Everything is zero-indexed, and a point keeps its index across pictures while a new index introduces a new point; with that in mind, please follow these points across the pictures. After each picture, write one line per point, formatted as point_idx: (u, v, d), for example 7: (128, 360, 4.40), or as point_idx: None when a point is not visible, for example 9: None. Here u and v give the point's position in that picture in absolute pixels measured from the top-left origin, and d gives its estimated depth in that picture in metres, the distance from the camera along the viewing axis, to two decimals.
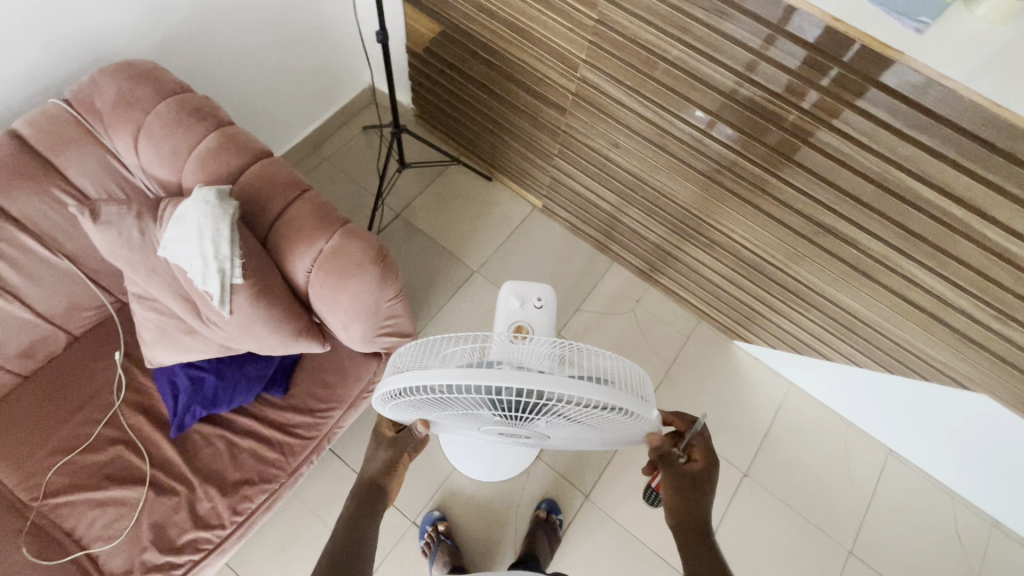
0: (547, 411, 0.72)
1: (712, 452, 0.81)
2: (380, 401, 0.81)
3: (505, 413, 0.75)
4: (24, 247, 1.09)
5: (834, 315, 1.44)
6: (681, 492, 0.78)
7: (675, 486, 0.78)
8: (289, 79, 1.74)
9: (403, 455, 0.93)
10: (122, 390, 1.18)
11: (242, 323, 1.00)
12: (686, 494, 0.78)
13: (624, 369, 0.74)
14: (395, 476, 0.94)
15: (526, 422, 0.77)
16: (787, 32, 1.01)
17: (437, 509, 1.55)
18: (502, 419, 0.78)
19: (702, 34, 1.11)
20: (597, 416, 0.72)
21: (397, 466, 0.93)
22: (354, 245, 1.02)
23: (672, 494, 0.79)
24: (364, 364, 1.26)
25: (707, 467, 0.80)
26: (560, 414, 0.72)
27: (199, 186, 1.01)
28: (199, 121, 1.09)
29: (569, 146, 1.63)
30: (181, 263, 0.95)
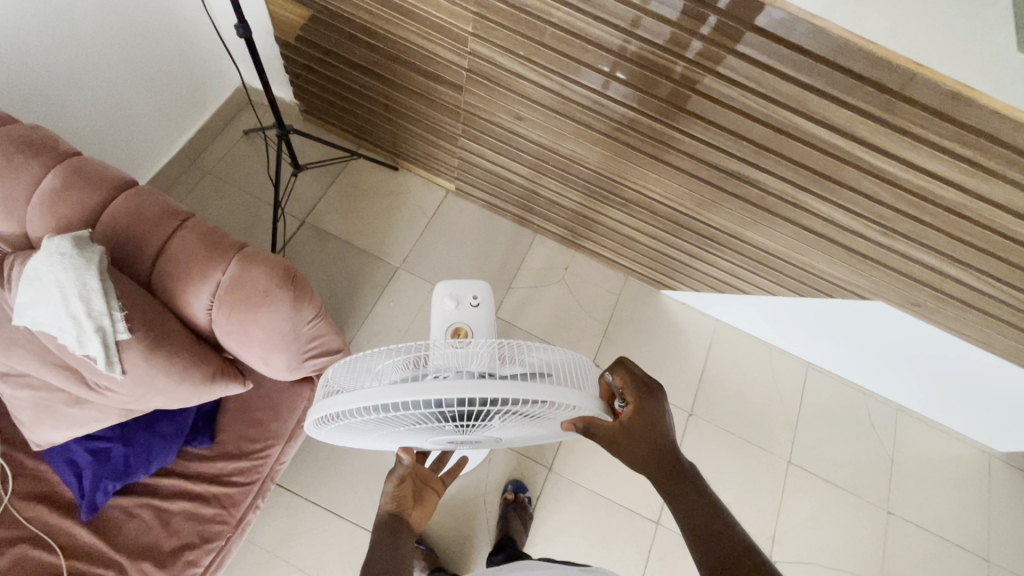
0: (499, 416, 0.69)
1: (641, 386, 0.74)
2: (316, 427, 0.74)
3: (454, 424, 0.71)
4: None
5: (747, 252, 1.53)
6: (635, 449, 0.72)
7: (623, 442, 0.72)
8: (141, 88, 1.52)
9: (411, 479, 0.91)
10: (8, 481, 1.01)
11: (141, 381, 0.87)
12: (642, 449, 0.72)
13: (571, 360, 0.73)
14: (416, 503, 0.90)
15: (477, 429, 0.74)
16: None
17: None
18: (452, 429, 0.74)
19: None
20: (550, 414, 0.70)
21: (411, 493, 0.90)
22: (256, 271, 0.92)
23: (625, 454, 0.72)
24: (296, 394, 1.16)
25: (645, 404, 0.73)
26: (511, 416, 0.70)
27: (49, 235, 0.85)
28: (33, 157, 0.92)
29: (471, 124, 1.57)
30: (46, 329, 0.81)
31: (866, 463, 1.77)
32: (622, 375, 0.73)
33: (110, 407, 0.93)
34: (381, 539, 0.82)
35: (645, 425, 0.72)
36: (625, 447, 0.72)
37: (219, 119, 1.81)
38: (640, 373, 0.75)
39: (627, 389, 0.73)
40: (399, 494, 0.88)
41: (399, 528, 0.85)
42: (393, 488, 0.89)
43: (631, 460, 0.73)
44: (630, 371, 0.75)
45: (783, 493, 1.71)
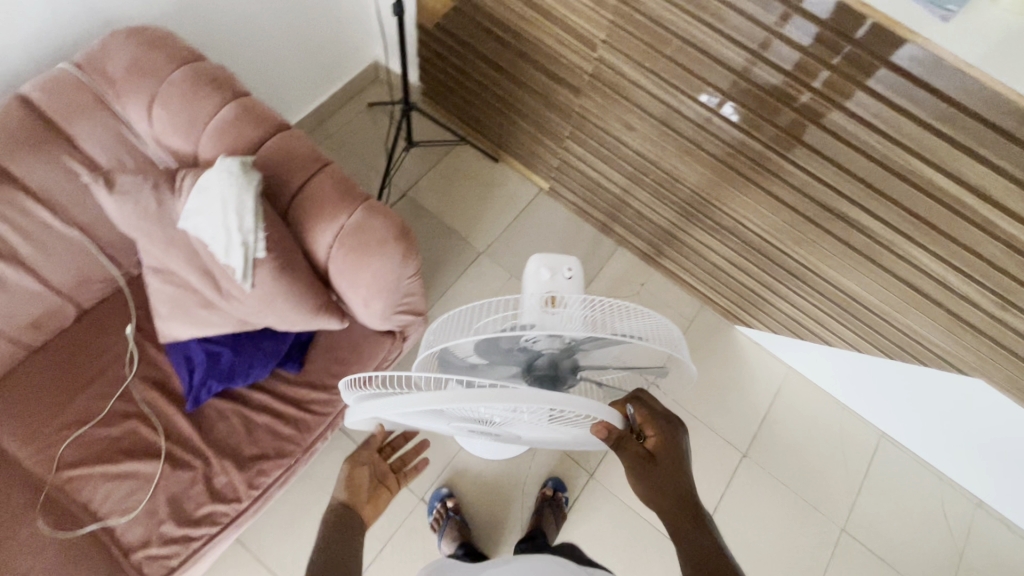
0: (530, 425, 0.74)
1: (664, 420, 0.74)
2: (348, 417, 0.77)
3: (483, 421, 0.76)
4: (36, 218, 1.02)
5: (838, 300, 1.47)
6: (654, 477, 0.71)
7: (640, 477, 0.71)
8: (295, 50, 1.69)
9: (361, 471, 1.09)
10: (135, 363, 1.16)
11: (264, 297, 0.99)
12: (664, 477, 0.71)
13: (661, 327, 0.68)
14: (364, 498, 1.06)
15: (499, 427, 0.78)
16: (801, 9, 1.01)
17: (446, 491, 1.55)
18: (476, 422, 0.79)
19: (711, 6, 1.12)
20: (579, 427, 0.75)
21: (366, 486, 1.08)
22: (376, 221, 1.01)
23: (642, 481, 0.71)
24: (379, 343, 1.25)
25: (666, 437, 0.73)
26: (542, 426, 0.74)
27: (222, 156, 0.98)
28: (216, 91, 1.06)
29: (581, 127, 1.62)
30: (202, 235, 0.94)
31: (930, 553, 1.64)
32: (642, 410, 0.73)
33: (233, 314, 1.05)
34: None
35: (667, 460, 0.72)
36: (638, 473, 0.71)
37: (351, 88, 1.97)
38: (658, 407, 0.76)
39: (645, 422, 0.73)
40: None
41: (347, 524, 1.00)
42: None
43: (648, 490, 0.71)
44: (648, 406, 0.75)
45: (832, 561, 1.61)
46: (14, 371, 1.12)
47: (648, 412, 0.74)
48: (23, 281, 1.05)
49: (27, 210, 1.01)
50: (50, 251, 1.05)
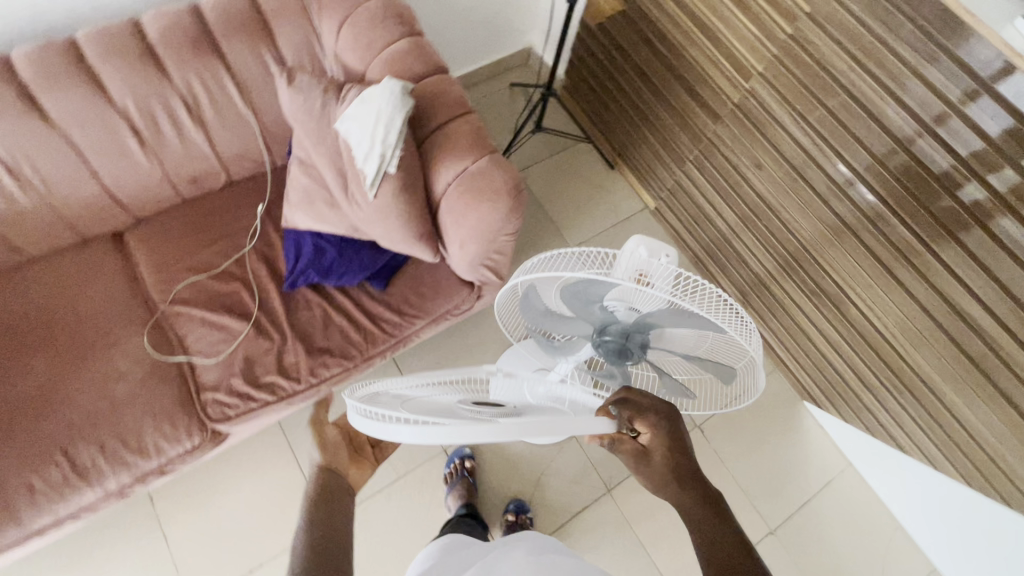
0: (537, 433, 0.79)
1: (656, 418, 0.71)
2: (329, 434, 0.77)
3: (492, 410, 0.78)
4: (225, 91, 1.19)
5: (931, 407, 1.34)
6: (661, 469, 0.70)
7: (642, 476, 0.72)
8: (466, 16, 1.83)
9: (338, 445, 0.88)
10: (255, 237, 1.31)
11: (380, 208, 1.09)
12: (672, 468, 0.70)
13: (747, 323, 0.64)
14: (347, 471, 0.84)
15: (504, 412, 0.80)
16: (994, 93, 0.99)
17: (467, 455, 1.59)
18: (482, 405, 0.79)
19: (891, 63, 1.10)
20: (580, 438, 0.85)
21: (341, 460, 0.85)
22: (496, 173, 1.09)
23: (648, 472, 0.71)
24: (457, 289, 1.33)
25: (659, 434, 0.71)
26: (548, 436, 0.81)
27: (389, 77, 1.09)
28: (398, 25, 1.19)
29: (707, 154, 1.62)
30: (350, 139, 1.05)
31: None
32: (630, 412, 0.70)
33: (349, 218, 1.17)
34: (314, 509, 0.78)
35: (664, 459, 0.70)
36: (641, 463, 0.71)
37: (501, 65, 2.09)
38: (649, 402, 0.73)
39: (638, 421, 0.71)
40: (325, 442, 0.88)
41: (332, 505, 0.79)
42: (319, 441, 0.87)
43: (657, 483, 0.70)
44: (637, 404, 0.72)
45: None
46: (165, 212, 1.31)
47: (638, 413, 0.71)
48: (198, 139, 1.22)
49: (222, 82, 1.18)
50: (226, 122, 1.23)
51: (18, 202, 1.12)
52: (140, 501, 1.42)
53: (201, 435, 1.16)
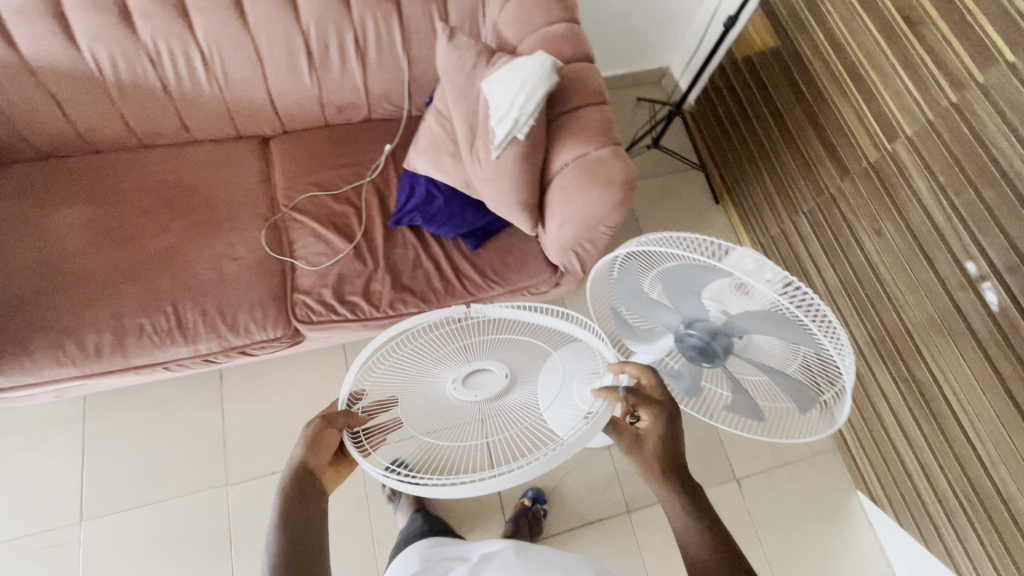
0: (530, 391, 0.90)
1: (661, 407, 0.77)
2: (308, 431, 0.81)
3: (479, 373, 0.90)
4: (391, 36, 1.31)
5: (1006, 536, 1.20)
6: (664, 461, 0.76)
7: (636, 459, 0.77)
8: (616, 23, 1.87)
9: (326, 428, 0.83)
10: (376, 171, 1.42)
11: (498, 170, 1.14)
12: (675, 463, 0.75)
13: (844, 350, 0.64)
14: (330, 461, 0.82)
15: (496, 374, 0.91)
16: None
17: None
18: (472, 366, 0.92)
19: None
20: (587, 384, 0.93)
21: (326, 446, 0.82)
22: (615, 164, 1.11)
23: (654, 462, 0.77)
24: (540, 269, 1.37)
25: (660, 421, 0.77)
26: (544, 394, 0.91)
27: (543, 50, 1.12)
28: (559, 9, 1.25)
29: (824, 209, 1.55)
30: (492, 99, 1.10)
31: None
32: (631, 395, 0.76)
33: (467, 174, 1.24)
34: (290, 502, 0.75)
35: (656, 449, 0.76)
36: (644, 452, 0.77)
37: (634, 78, 2.11)
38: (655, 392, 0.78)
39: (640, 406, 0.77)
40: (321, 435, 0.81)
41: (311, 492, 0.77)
42: (310, 437, 0.81)
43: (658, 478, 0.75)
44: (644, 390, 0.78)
45: None
46: (308, 130, 1.44)
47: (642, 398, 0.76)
48: (355, 73, 1.35)
49: (391, 27, 1.30)
50: (383, 64, 1.34)
51: (199, 88, 1.27)
52: (211, 378, 1.57)
53: (285, 330, 1.27)
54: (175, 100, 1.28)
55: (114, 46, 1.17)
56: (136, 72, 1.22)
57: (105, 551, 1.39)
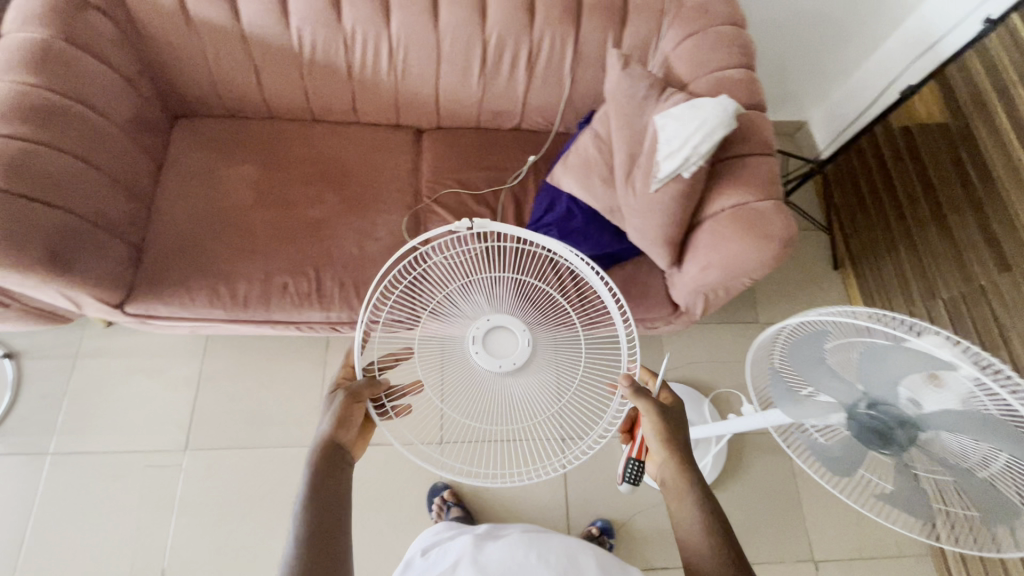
0: (539, 356, 1.04)
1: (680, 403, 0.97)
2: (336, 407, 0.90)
3: (495, 340, 1.03)
4: (563, 53, 1.34)
5: None
6: (688, 461, 0.89)
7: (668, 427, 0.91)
8: (767, 69, 1.83)
9: (352, 403, 0.90)
10: (517, 179, 1.46)
11: (653, 204, 1.14)
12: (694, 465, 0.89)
13: None
14: (352, 422, 0.90)
15: (510, 340, 1.03)
16: None
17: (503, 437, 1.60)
18: (485, 330, 1.03)
19: None
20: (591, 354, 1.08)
21: (350, 419, 0.89)
22: (777, 219, 1.08)
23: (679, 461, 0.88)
24: (660, 304, 1.37)
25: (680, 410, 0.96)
26: (550, 358, 1.05)
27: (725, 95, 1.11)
28: (739, 53, 1.24)
29: (968, 300, 1.45)
30: (663, 134, 1.11)
31: None
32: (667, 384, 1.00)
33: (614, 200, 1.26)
34: (318, 477, 0.81)
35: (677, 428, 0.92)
36: (673, 450, 0.90)
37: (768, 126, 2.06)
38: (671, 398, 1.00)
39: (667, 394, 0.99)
40: (347, 412, 0.89)
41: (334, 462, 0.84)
42: (339, 414, 0.89)
43: (683, 475, 0.87)
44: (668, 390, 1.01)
45: None
46: (459, 129, 1.51)
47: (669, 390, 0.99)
48: (519, 84, 1.39)
49: (565, 46, 1.33)
50: (547, 79, 1.38)
51: (378, 76, 1.35)
52: (317, 342, 1.66)
53: None
54: (353, 83, 1.36)
55: (317, 27, 1.25)
56: (329, 53, 1.30)
57: (204, 481, 1.49)
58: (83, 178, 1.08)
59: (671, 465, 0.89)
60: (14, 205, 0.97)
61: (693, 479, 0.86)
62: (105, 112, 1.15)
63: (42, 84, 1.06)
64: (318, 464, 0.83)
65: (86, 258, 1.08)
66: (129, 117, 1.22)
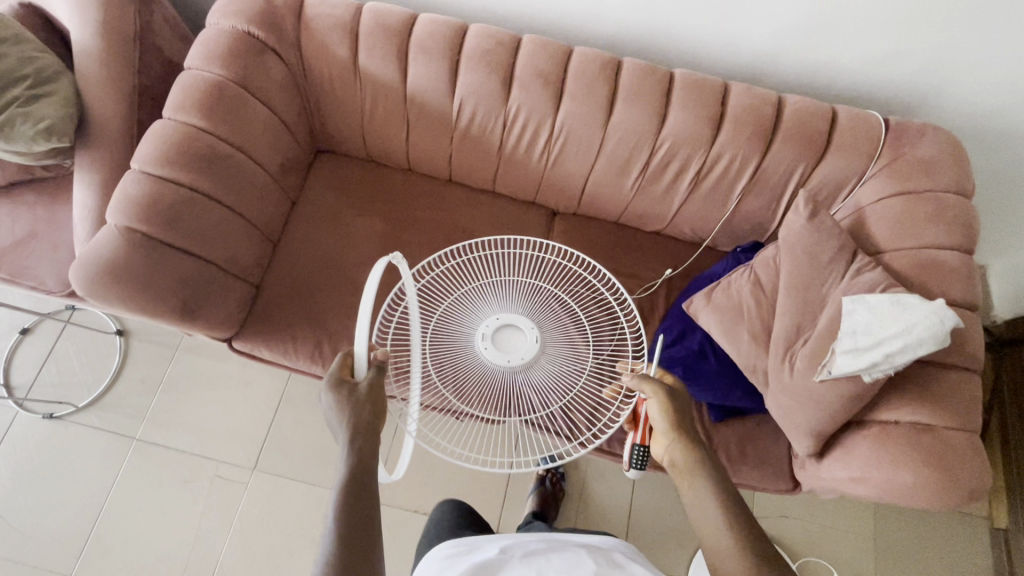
0: (548, 351, 1.01)
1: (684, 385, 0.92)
2: (352, 402, 0.77)
3: (503, 336, 1.00)
4: (738, 177, 1.18)
5: None
6: (696, 442, 0.83)
7: (675, 408, 0.86)
8: None
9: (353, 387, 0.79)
10: (646, 291, 1.32)
11: (813, 393, 0.98)
12: (702, 444, 0.83)
13: None
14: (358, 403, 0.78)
15: (516, 338, 1.00)
16: None
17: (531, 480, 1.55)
18: (494, 327, 1.00)
19: None
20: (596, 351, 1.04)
21: (360, 407, 0.77)
22: (961, 464, 0.91)
23: (686, 442, 0.83)
24: (776, 477, 1.20)
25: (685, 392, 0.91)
26: (558, 350, 1.02)
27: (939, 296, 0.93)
28: (958, 235, 1.03)
29: None
30: (850, 324, 0.94)
31: None
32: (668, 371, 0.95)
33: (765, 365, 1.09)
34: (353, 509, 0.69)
35: (683, 412, 0.86)
36: (682, 431, 0.84)
37: None
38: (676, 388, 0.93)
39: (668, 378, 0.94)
40: (360, 406, 0.77)
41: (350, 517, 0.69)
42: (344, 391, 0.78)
43: (692, 454, 0.81)
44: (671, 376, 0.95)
45: None
46: (596, 220, 1.39)
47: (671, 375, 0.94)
48: (678, 195, 1.25)
49: (743, 170, 1.17)
50: (711, 198, 1.23)
51: (530, 157, 1.25)
52: None
53: None
54: (501, 158, 1.27)
55: (483, 101, 1.17)
56: (485, 127, 1.21)
57: (264, 507, 1.51)
58: (227, 224, 1.07)
59: (678, 445, 0.83)
60: (159, 253, 0.98)
61: (705, 458, 0.81)
62: (259, 157, 1.13)
63: (208, 127, 1.04)
64: (351, 485, 0.71)
65: (213, 303, 1.07)
66: (280, 159, 1.19)
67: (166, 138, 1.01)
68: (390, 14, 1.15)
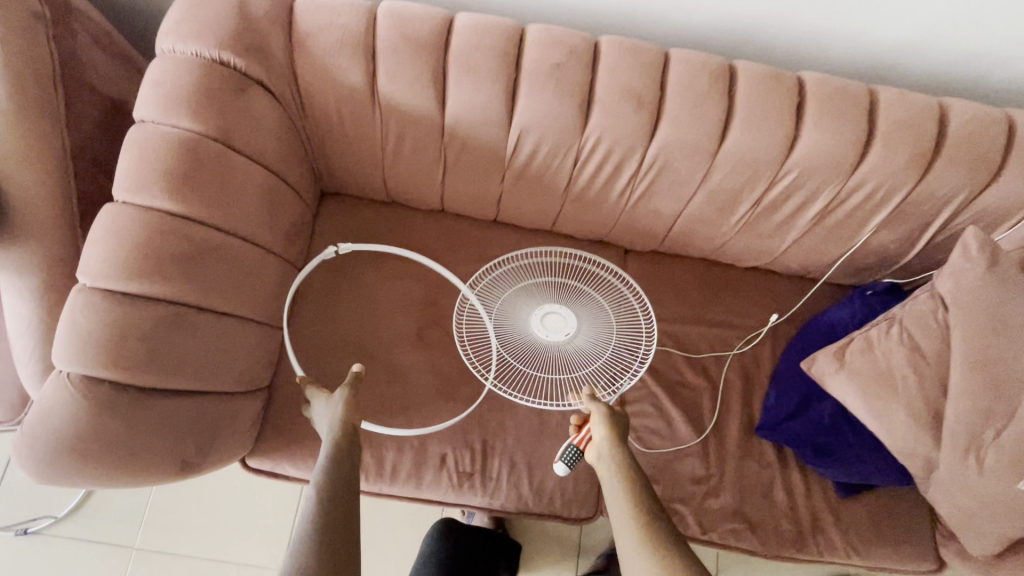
0: (572, 344, 0.91)
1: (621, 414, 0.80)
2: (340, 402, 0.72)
3: (552, 314, 0.90)
4: (879, 206, 0.92)
5: None
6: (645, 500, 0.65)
7: (616, 429, 0.73)
8: None
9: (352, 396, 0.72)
10: (749, 345, 1.08)
11: (1010, 501, 0.82)
12: (652, 502, 0.65)
13: None
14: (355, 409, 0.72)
15: (556, 319, 0.90)
16: None
17: (605, 545, 1.33)
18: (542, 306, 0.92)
19: None
20: (611, 371, 0.91)
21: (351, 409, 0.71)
22: None
23: (634, 500, 0.65)
24: (921, 560, 1.01)
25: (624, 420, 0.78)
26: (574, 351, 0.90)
27: None
28: None
29: None
30: None
31: None
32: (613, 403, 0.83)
33: (931, 451, 0.86)
34: (329, 503, 0.59)
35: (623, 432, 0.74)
36: (614, 446, 0.71)
37: None
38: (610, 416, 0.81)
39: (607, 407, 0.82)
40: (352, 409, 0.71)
41: None
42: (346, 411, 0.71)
43: (642, 520, 0.63)
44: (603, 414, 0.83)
45: None
46: (677, 259, 1.13)
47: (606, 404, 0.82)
48: (793, 231, 0.99)
49: (888, 199, 0.91)
50: (837, 232, 0.98)
51: (605, 195, 0.97)
52: None
53: (588, 513, 1.02)
54: (567, 200, 0.99)
55: (550, 132, 0.87)
56: (550, 162, 0.92)
57: None
58: (229, 340, 0.80)
59: (624, 506, 0.65)
60: (143, 400, 0.71)
61: (658, 525, 0.62)
62: (257, 235, 0.83)
63: (183, 211, 0.74)
64: (332, 476, 0.62)
65: (224, 438, 0.81)
66: (284, 229, 0.90)
67: (126, 239, 0.71)
68: (415, 18, 0.84)
